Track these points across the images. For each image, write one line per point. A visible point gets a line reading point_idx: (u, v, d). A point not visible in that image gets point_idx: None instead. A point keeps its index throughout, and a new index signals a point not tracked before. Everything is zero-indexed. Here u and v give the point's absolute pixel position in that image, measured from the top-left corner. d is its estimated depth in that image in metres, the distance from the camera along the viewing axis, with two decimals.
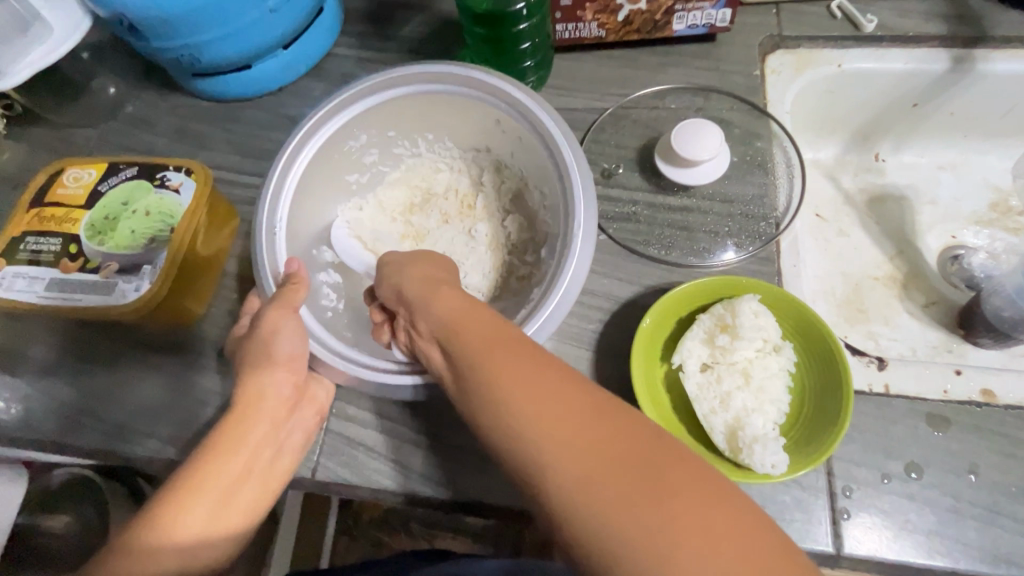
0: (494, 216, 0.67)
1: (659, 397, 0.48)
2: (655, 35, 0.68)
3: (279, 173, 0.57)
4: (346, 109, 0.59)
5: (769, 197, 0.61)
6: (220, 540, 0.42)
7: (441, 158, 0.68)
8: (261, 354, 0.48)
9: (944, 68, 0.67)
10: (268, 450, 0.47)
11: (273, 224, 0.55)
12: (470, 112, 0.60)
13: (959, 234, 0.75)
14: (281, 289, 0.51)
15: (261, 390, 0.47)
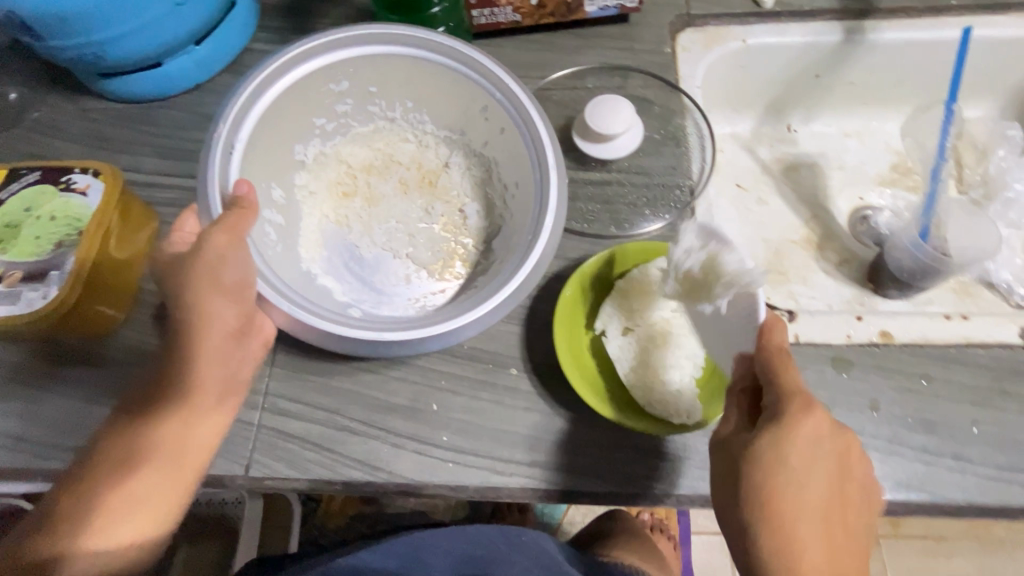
0: (455, 199, 0.67)
1: (583, 363, 0.50)
2: (569, 18, 0.70)
3: (243, 103, 0.54)
4: (337, 50, 0.57)
5: (683, 167, 0.64)
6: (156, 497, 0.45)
7: (411, 129, 0.68)
8: (204, 281, 0.45)
9: (839, 39, 0.71)
10: (199, 405, 0.46)
11: (231, 160, 0.52)
12: (455, 86, 0.60)
13: (866, 196, 0.80)
14: (226, 213, 0.48)
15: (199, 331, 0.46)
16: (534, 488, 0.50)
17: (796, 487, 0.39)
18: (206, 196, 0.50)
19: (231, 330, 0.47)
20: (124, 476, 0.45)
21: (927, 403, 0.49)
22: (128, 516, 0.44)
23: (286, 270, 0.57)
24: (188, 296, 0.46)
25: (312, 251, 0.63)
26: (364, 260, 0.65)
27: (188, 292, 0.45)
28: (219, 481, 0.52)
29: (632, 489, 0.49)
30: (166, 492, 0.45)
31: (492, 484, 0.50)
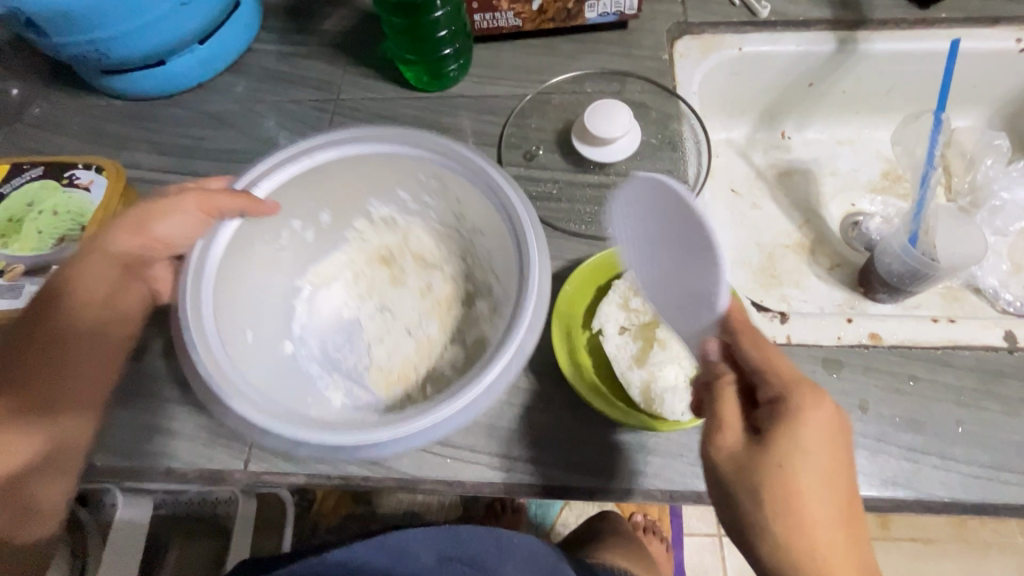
0: (447, 327, 0.61)
1: (580, 361, 0.50)
2: (569, 24, 0.71)
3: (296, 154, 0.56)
4: (428, 147, 0.55)
5: (680, 171, 0.66)
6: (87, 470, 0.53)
7: (461, 286, 0.63)
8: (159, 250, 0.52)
9: (832, 49, 0.73)
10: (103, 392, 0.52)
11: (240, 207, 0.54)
12: (501, 235, 0.55)
13: (858, 202, 0.82)
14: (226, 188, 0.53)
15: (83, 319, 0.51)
16: (530, 485, 0.50)
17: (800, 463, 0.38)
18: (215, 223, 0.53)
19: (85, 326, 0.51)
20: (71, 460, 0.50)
21: (914, 404, 0.51)
22: (69, 494, 0.51)
23: (268, 287, 0.61)
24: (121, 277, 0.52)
25: (313, 275, 0.65)
26: (348, 332, 0.64)
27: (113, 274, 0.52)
28: (217, 476, 0.53)
29: (629, 485, 0.49)
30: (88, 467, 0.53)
31: (488, 481, 0.50)
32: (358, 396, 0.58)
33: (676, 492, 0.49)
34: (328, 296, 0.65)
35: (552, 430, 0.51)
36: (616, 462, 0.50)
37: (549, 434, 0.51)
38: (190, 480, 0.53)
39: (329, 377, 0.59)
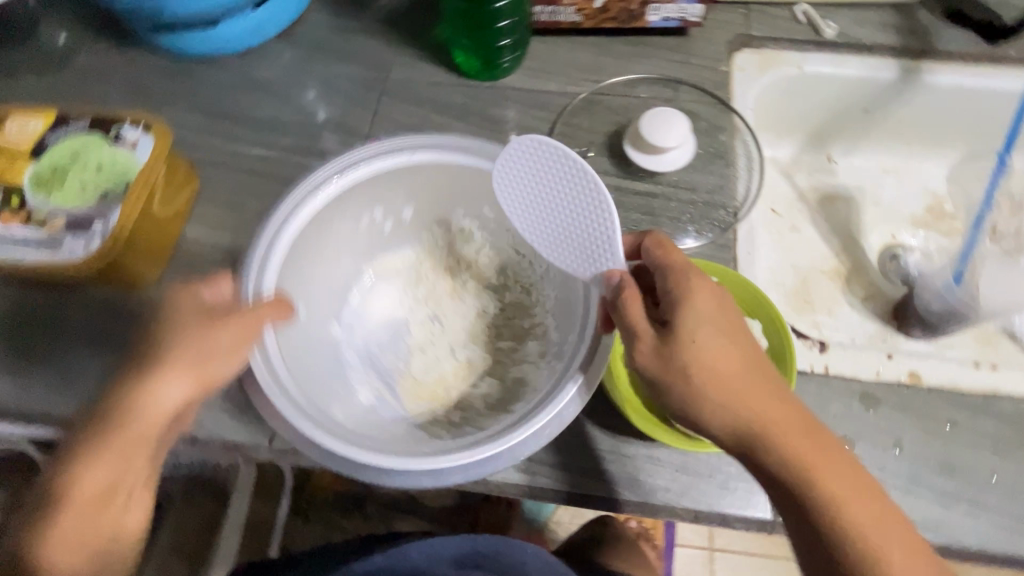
0: (493, 353, 0.60)
1: (618, 372, 0.50)
2: (630, 25, 0.70)
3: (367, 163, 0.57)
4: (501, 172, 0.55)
5: (729, 187, 0.65)
6: (121, 484, 0.43)
7: (514, 329, 0.60)
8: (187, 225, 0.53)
9: (894, 77, 0.71)
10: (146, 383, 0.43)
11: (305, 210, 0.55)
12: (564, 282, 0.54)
13: (898, 234, 0.81)
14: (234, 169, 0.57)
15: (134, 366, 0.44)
16: (555, 490, 0.50)
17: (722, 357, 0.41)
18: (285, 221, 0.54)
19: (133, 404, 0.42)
20: (100, 456, 0.42)
21: (949, 448, 0.50)
22: (91, 510, 0.42)
23: (333, 267, 0.61)
24: (179, 340, 0.44)
25: (377, 264, 0.65)
26: (397, 332, 0.63)
27: (172, 331, 0.45)
28: (241, 448, 0.53)
29: (655, 501, 0.49)
30: (133, 480, 0.44)
31: (512, 482, 0.50)
32: (387, 402, 0.57)
33: (701, 512, 0.48)
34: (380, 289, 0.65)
35: (581, 437, 0.51)
36: (644, 475, 0.49)
37: (578, 441, 0.51)
38: (214, 449, 0.53)
39: (365, 373, 0.60)
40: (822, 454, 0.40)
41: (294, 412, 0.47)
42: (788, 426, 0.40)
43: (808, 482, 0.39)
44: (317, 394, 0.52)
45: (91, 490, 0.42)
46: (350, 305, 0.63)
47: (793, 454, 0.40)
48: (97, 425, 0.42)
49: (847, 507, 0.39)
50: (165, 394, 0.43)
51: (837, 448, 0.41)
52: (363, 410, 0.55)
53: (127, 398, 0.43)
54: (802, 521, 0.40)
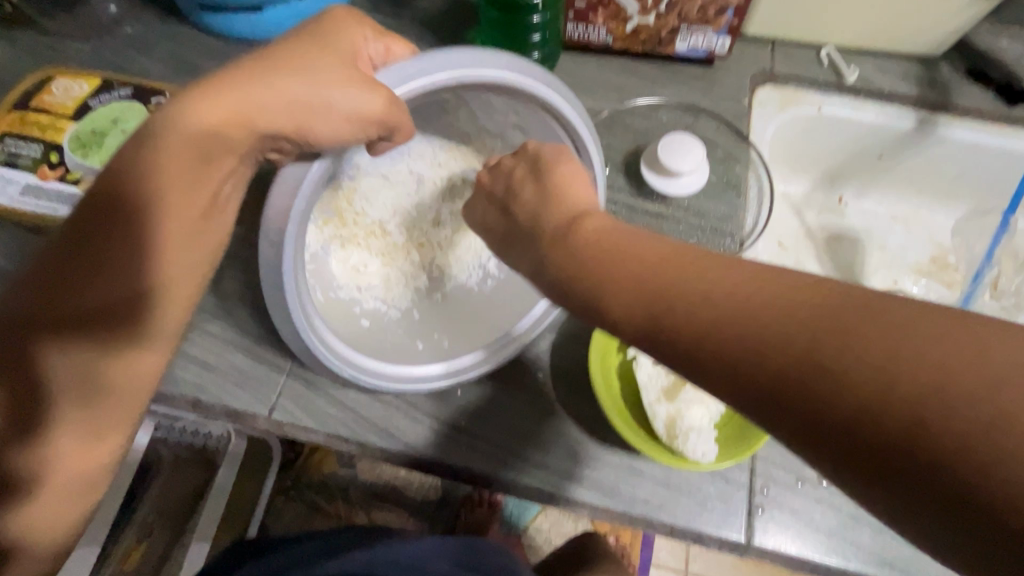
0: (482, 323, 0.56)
1: (610, 382, 0.52)
2: (658, 50, 0.72)
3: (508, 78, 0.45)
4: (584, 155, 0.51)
5: (739, 217, 0.67)
6: (99, 459, 0.42)
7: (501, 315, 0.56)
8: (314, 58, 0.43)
9: (911, 126, 0.73)
10: (108, 358, 0.41)
11: (464, 76, 0.43)
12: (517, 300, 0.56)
13: (900, 280, 0.82)
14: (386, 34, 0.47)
15: (273, 61, 0.43)
16: (536, 490, 0.51)
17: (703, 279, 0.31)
18: (414, 72, 0.43)
19: (195, 206, 0.43)
20: (71, 429, 0.40)
21: None
22: (65, 489, 0.40)
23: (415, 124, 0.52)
24: (325, 73, 0.43)
25: (447, 151, 0.56)
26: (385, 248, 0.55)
27: (311, 77, 0.43)
28: (241, 416, 0.55)
29: (633, 512, 0.50)
30: (106, 459, 0.42)
31: (496, 476, 0.52)
32: (384, 305, 0.54)
33: (677, 527, 0.50)
34: (432, 179, 0.56)
35: (568, 442, 0.53)
36: (625, 486, 0.51)
37: (563, 445, 0.53)
38: (215, 414, 0.55)
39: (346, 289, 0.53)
40: (814, 303, 0.27)
41: (309, 325, 0.47)
42: (746, 293, 0.29)
43: (814, 360, 0.26)
44: (319, 263, 0.51)
45: (63, 473, 0.40)
46: (403, 180, 0.55)
47: (754, 318, 0.28)
48: (72, 397, 0.40)
49: (901, 366, 0.24)
50: (145, 370, 0.43)
51: (847, 297, 0.27)
52: (357, 289, 0.53)
53: (215, 89, 0.42)
54: (850, 424, 0.24)
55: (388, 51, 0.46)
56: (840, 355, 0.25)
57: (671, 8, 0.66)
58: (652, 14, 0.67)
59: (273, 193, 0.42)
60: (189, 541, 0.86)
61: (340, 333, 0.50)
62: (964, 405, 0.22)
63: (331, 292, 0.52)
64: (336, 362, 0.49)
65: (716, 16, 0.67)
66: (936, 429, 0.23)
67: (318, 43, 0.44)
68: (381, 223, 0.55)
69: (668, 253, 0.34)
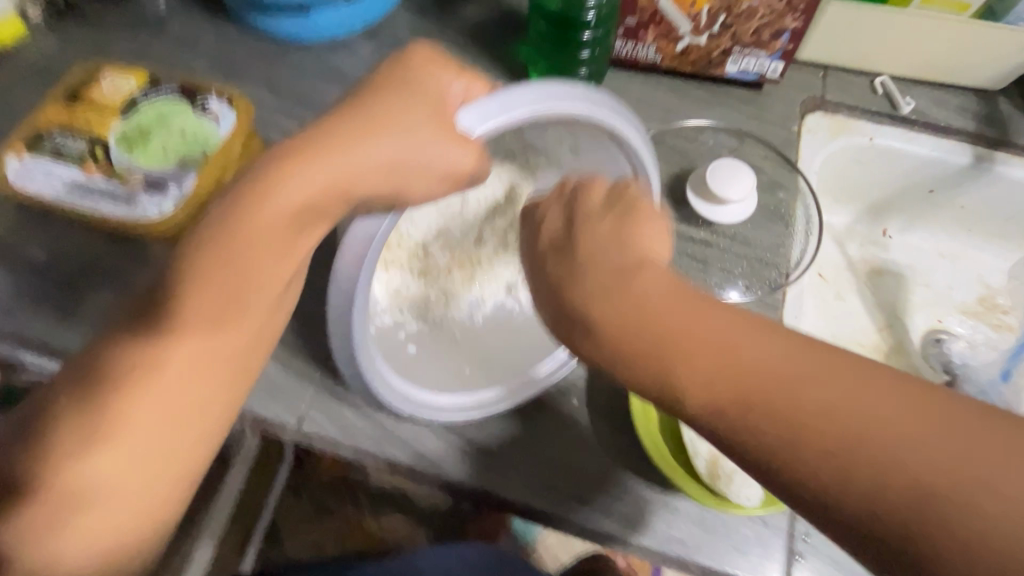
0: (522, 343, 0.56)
1: (651, 415, 0.50)
2: (708, 72, 0.70)
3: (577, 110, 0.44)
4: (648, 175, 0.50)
5: (785, 247, 0.65)
6: (124, 468, 0.35)
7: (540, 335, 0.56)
8: (397, 87, 0.41)
9: (967, 162, 0.70)
10: (130, 352, 0.36)
11: (545, 106, 0.43)
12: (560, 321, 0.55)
13: (945, 320, 0.79)
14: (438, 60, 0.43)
15: (352, 117, 0.39)
16: (568, 521, 0.50)
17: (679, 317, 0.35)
18: (491, 110, 0.42)
19: (262, 273, 0.37)
20: (78, 427, 0.35)
21: None
22: (100, 501, 0.35)
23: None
24: (417, 130, 0.40)
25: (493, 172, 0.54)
26: (422, 268, 0.54)
27: (393, 130, 0.39)
28: (269, 425, 0.54)
29: (668, 551, 0.48)
30: (131, 468, 0.35)
31: (526, 504, 0.51)
32: (426, 325, 0.54)
33: (712, 571, 0.48)
34: (475, 198, 0.55)
35: (602, 474, 0.51)
36: (661, 524, 0.49)
37: (598, 476, 0.51)
38: (244, 421, 0.55)
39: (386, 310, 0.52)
40: (814, 369, 0.32)
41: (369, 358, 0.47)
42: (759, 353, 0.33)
43: (805, 422, 0.30)
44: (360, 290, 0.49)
45: (76, 480, 0.35)
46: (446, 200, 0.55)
47: (740, 365, 0.33)
48: (102, 389, 0.35)
49: (903, 441, 0.29)
50: (177, 365, 0.36)
51: (854, 373, 0.31)
52: (399, 312, 0.53)
53: (281, 162, 0.37)
54: (802, 455, 0.30)
55: (468, 91, 0.43)
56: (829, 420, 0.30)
57: (725, 29, 0.65)
58: (705, 35, 0.66)
59: (343, 250, 0.43)
60: (193, 549, 0.84)
61: (391, 362, 0.50)
62: (893, 458, 0.29)
63: (376, 318, 0.51)
64: (390, 394, 0.49)
65: (771, 39, 0.65)
66: (882, 471, 0.29)
67: (405, 84, 0.41)
68: (420, 245, 0.54)
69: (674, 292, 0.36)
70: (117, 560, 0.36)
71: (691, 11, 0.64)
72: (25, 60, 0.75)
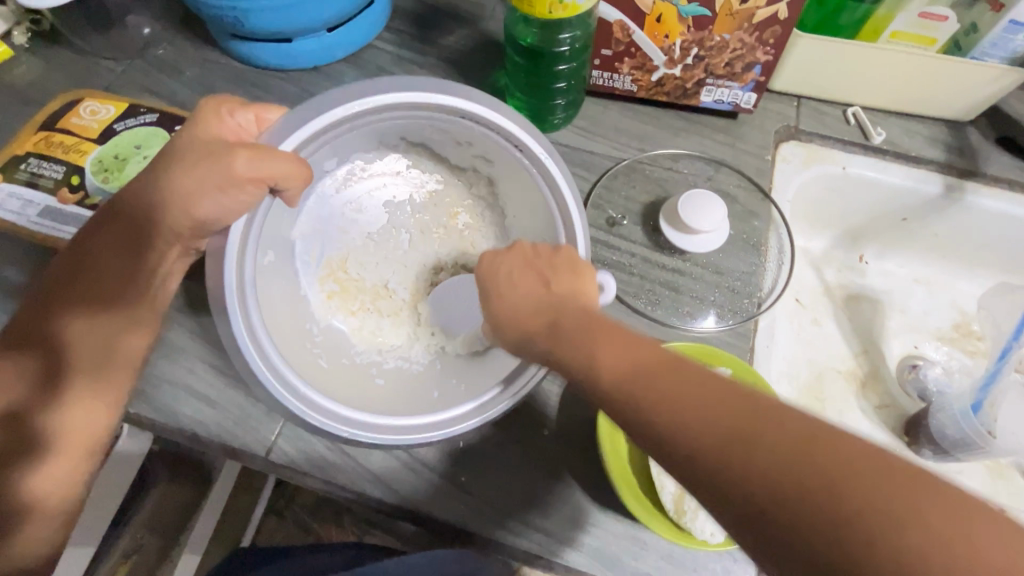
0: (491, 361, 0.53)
1: (616, 448, 0.49)
2: (682, 101, 0.71)
3: (395, 102, 0.50)
4: (518, 135, 0.51)
5: (757, 276, 0.66)
6: (101, 427, 0.47)
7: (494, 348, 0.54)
8: (200, 128, 0.48)
9: (938, 192, 0.72)
10: (93, 324, 0.47)
11: (362, 103, 0.50)
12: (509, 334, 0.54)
13: (920, 345, 0.80)
14: (226, 102, 0.49)
15: (162, 159, 0.47)
16: (535, 555, 0.50)
17: (650, 370, 0.34)
18: (293, 123, 0.49)
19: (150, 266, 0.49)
20: (71, 387, 0.46)
21: None
22: (61, 449, 0.45)
23: (379, 195, 0.59)
24: (200, 156, 0.46)
25: (426, 199, 0.60)
26: (388, 304, 0.58)
27: (184, 164, 0.46)
28: (239, 455, 0.54)
29: None
30: (94, 424, 0.46)
31: (499, 539, 0.50)
32: (405, 362, 0.56)
33: None
34: (419, 229, 0.60)
35: (570, 506, 0.51)
36: (628, 558, 0.49)
37: (564, 508, 0.51)
38: (212, 449, 0.55)
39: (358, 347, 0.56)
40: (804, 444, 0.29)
41: (268, 377, 0.46)
42: (689, 390, 0.32)
43: (719, 449, 0.30)
44: (330, 332, 0.55)
45: (64, 431, 0.45)
46: (391, 239, 0.60)
47: (694, 418, 0.31)
48: (62, 359, 0.45)
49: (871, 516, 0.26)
50: (126, 339, 0.48)
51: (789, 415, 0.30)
52: (376, 352, 0.56)
53: (135, 186, 0.48)
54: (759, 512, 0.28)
55: (258, 118, 0.50)
56: (766, 454, 0.29)
57: (698, 61, 0.66)
58: (678, 66, 0.67)
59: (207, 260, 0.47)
60: (178, 555, 0.87)
61: (330, 391, 0.49)
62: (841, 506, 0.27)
63: (350, 355, 0.55)
64: (321, 419, 0.46)
65: (743, 71, 0.66)
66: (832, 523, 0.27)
67: (197, 127, 0.48)
68: (383, 284, 0.59)
69: (633, 344, 0.37)
70: (77, 490, 0.46)
71: (664, 44, 0.65)
72: (10, 83, 0.76)
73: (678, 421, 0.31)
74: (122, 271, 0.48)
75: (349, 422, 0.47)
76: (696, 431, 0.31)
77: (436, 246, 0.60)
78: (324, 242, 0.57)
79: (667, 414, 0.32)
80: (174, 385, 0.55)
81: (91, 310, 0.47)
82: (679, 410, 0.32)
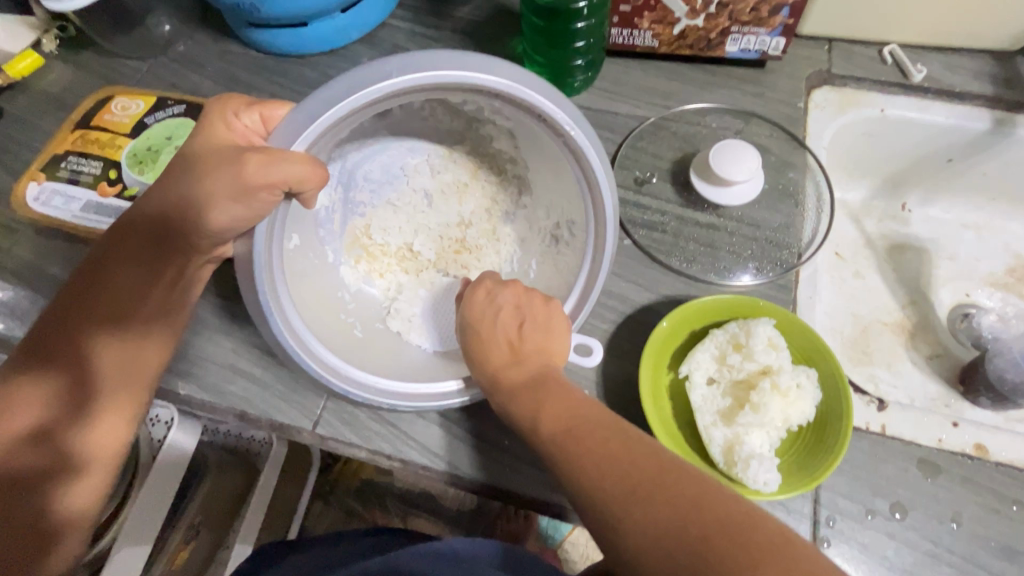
0: None
1: (661, 400, 0.50)
2: (707, 54, 0.69)
3: (406, 83, 0.44)
4: (542, 107, 0.47)
5: (796, 227, 0.63)
6: (108, 444, 0.47)
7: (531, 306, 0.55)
8: (207, 133, 0.48)
9: (986, 127, 0.68)
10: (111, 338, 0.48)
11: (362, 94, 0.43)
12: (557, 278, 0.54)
13: (972, 293, 0.77)
14: (230, 100, 0.49)
15: (175, 165, 0.48)
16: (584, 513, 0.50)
17: (591, 426, 0.40)
18: (297, 123, 0.44)
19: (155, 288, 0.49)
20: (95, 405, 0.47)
21: (1015, 531, 0.48)
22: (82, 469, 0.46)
23: (397, 155, 0.59)
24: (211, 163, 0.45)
25: (442, 158, 0.60)
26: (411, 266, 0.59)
27: (197, 171, 0.45)
28: (287, 431, 0.55)
29: None
30: (113, 440, 0.47)
31: (548, 499, 0.51)
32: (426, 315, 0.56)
33: None
34: (438, 189, 0.60)
35: None
36: None
37: None
38: (261, 426, 0.56)
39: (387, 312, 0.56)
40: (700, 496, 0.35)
41: (303, 350, 0.46)
42: (621, 445, 0.39)
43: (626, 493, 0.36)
44: (361, 298, 0.57)
45: (88, 449, 0.46)
46: (411, 201, 0.60)
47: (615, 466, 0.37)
48: (84, 378, 0.46)
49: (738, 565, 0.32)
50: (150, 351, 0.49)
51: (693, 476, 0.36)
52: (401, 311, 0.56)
53: (154, 195, 0.49)
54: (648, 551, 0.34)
55: (264, 118, 0.48)
56: (663, 499, 0.35)
57: (722, 9, 0.63)
58: (701, 16, 0.64)
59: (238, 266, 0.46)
60: (232, 541, 0.85)
61: (365, 363, 0.50)
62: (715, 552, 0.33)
63: (378, 321, 0.56)
64: (367, 393, 0.48)
65: (770, 16, 0.63)
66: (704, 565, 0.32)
67: (205, 133, 0.48)
68: (406, 245, 0.60)
69: (555, 396, 0.43)
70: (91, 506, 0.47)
71: None
72: (43, 91, 0.78)
73: (607, 461, 0.38)
74: (133, 294, 0.48)
75: (387, 395, 0.48)
76: (581, 462, 0.38)
77: (456, 205, 0.60)
78: (347, 210, 0.57)
79: (597, 461, 0.38)
80: (221, 366, 0.57)
81: (110, 327, 0.48)
82: (602, 456, 0.38)
